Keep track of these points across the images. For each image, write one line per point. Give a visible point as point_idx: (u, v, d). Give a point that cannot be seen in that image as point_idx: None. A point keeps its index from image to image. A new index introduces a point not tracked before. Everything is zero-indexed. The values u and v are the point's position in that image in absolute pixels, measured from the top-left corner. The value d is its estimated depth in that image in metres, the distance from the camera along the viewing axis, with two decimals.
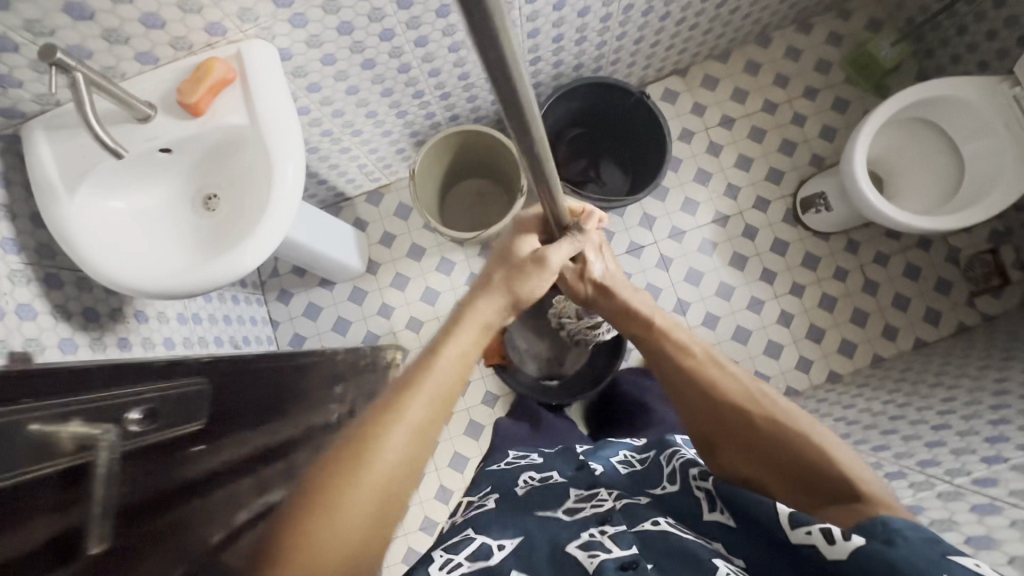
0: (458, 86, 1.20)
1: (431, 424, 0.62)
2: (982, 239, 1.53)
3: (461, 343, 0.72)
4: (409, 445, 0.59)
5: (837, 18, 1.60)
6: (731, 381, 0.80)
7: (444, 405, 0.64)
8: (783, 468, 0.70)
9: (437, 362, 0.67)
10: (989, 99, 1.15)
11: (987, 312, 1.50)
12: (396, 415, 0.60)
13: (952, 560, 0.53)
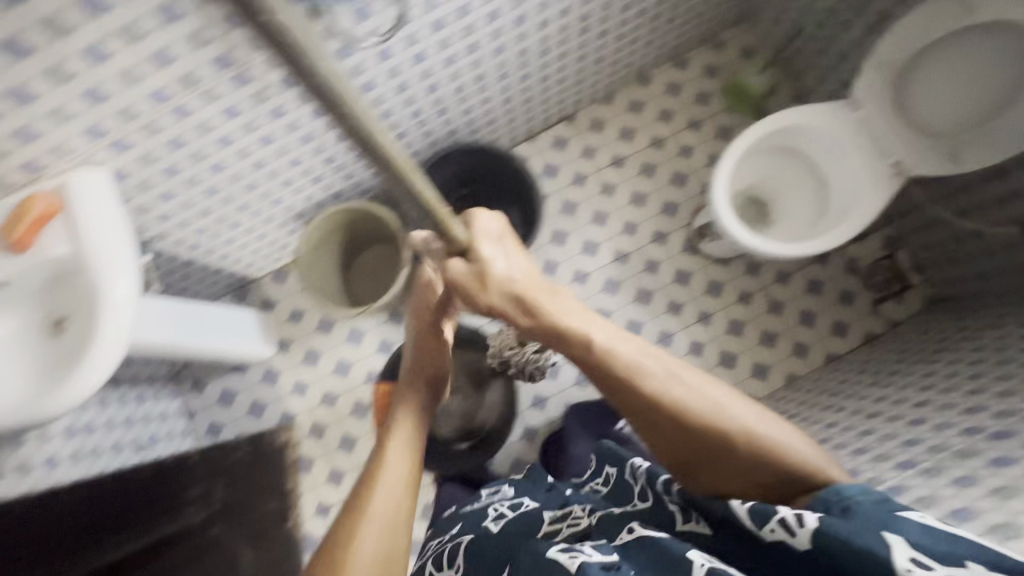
0: (328, 169, 1.23)
1: (392, 518, 0.76)
2: (878, 246, 1.56)
3: (410, 433, 0.89)
4: (380, 540, 0.73)
5: (711, 50, 1.66)
6: (688, 395, 0.80)
7: (397, 495, 0.79)
8: (745, 469, 0.77)
9: (386, 463, 0.82)
10: (838, 123, 1.17)
11: (892, 318, 1.52)
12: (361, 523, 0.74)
13: (899, 515, 0.62)
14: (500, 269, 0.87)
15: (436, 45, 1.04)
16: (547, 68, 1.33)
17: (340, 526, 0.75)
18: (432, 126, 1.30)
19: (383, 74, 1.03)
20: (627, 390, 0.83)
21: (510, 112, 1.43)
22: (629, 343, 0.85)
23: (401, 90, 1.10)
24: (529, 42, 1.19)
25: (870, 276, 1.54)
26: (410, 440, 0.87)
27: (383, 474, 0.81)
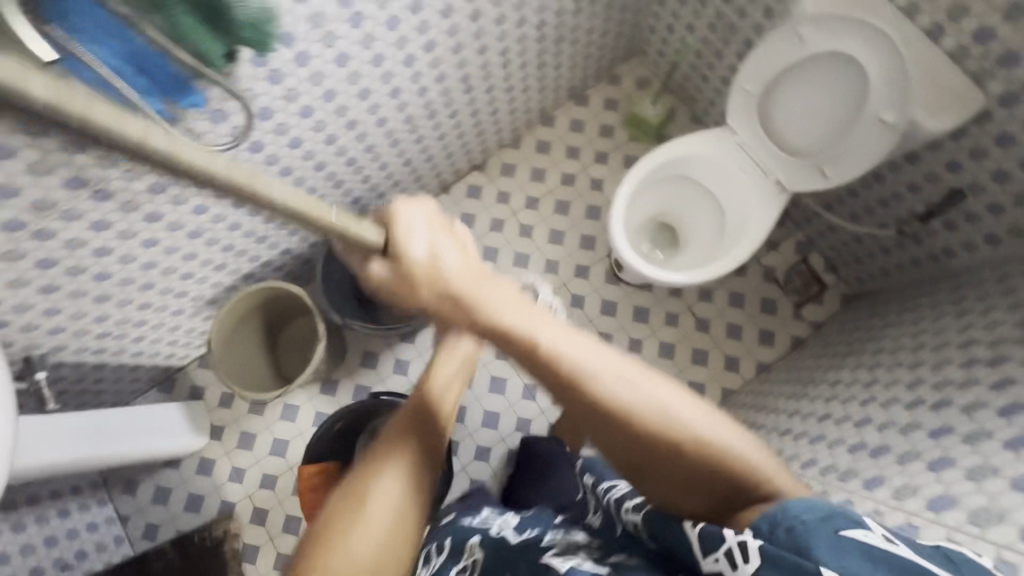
0: (229, 255, 1.23)
1: (423, 452, 0.77)
2: (792, 252, 1.60)
3: (422, 411, 0.83)
4: (404, 496, 0.71)
5: (608, 85, 1.72)
6: (636, 405, 0.64)
7: (426, 438, 0.79)
8: (695, 483, 0.63)
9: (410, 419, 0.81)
10: (719, 147, 1.19)
11: (814, 319, 1.56)
12: (394, 457, 0.74)
13: (845, 535, 0.52)
14: (440, 267, 0.69)
15: (311, 128, 1.05)
16: (442, 128, 1.36)
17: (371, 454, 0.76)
18: (333, 197, 1.31)
19: (259, 161, 1.03)
20: (578, 389, 0.65)
21: (415, 171, 1.45)
22: (584, 346, 0.66)
23: (286, 173, 1.11)
24: (413, 109, 1.21)
25: (788, 282, 1.58)
26: (437, 402, 0.87)
27: (409, 423, 0.80)
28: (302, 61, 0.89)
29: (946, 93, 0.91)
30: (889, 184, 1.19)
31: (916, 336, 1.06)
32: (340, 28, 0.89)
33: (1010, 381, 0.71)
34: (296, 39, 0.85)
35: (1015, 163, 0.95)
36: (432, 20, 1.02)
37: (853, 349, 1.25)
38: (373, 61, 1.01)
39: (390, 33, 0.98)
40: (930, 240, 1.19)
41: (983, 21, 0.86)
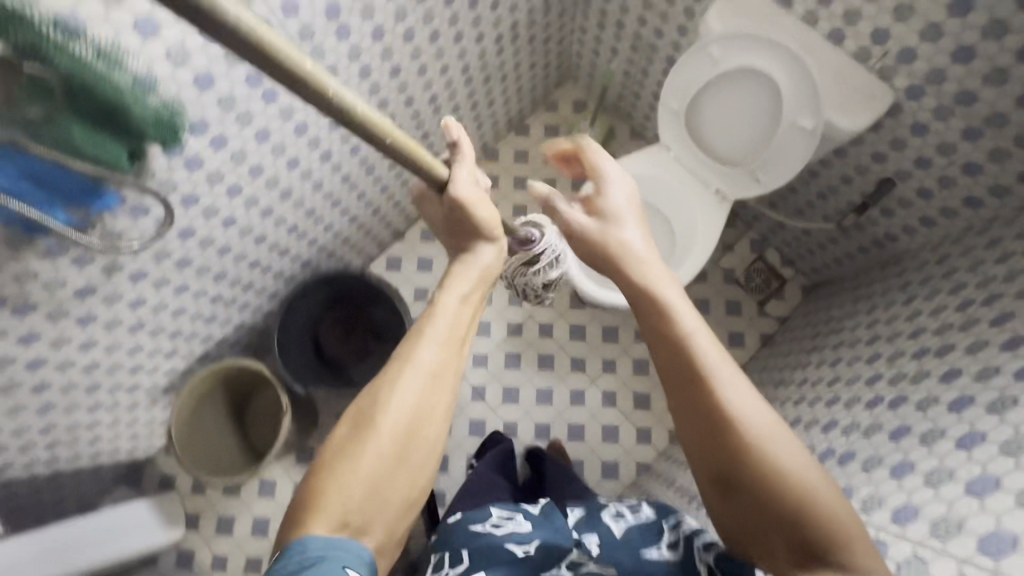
0: (179, 339, 1.18)
1: (439, 381, 0.66)
2: (747, 252, 1.62)
3: (440, 325, 0.69)
4: (428, 389, 0.65)
5: (546, 112, 1.74)
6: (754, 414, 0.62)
7: (446, 364, 0.67)
8: (761, 511, 0.59)
9: (422, 346, 0.67)
10: (657, 164, 1.19)
11: (779, 315, 1.58)
12: (415, 378, 0.65)
13: None
14: (614, 238, 0.81)
15: (243, 204, 1.02)
16: (384, 180, 1.35)
17: (379, 375, 0.66)
18: (280, 265, 1.28)
19: (193, 245, 1.01)
20: (672, 362, 0.68)
21: (364, 225, 1.43)
22: (709, 341, 0.68)
23: (225, 250, 1.08)
24: (350, 168, 1.20)
25: (749, 281, 1.60)
26: (461, 316, 0.72)
27: (430, 338, 0.68)
28: (218, 144, 0.88)
29: (856, 93, 0.95)
30: (823, 179, 1.21)
31: (871, 326, 1.07)
32: (254, 107, 0.88)
33: (958, 372, 0.72)
34: (209, 124, 0.83)
35: (932, 149, 0.98)
36: (353, 84, 1.02)
37: (815, 343, 1.26)
38: (297, 132, 0.99)
39: (310, 103, 0.97)
40: (872, 227, 1.22)
41: (878, 23, 0.89)
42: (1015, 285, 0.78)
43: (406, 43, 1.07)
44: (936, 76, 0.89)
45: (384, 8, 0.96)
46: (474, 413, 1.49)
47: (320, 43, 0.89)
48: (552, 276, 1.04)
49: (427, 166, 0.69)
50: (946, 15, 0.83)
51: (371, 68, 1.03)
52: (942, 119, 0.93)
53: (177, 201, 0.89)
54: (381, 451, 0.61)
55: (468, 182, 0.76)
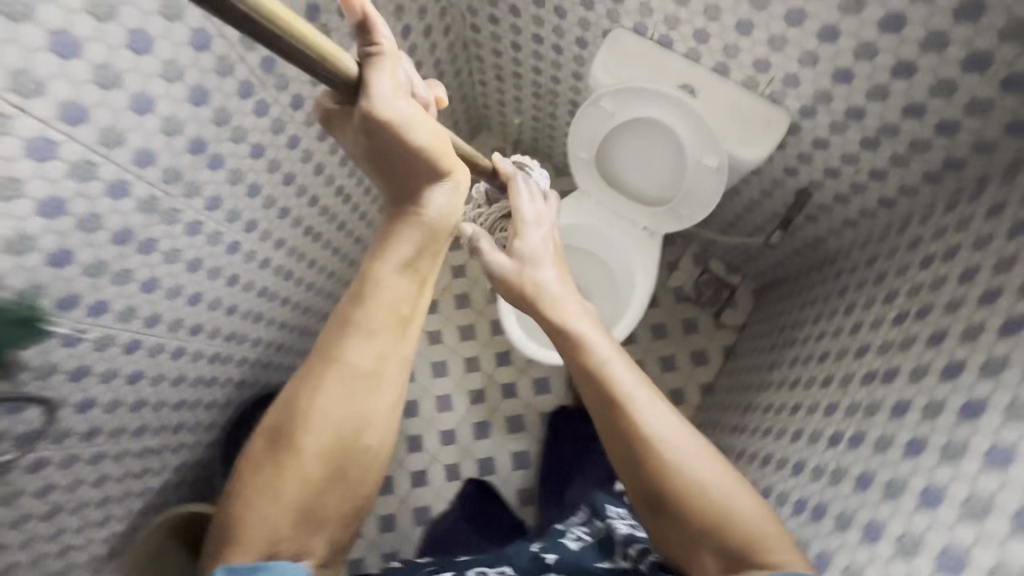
0: (110, 504, 1.08)
1: (371, 385, 0.65)
2: (691, 267, 1.60)
3: (371, 317, 0.65)
4: (360, 376, 0.64)
5: None
6: (662, 427, 0.68)
7: (382, 361, 0.65)
8: (675, 513, 0.66)
9: (347, 342, 0.64)
10: (582, 211, 1.16)
11: (736, 323, 1.57)
12: (340, 388, 0.64)
13: None
14: (535, 279, 0.83)
15: (148, 356, 0.94)
16: (306, 279, 1.27)
17: (303, 376, 0.65)
18: (209, 395, 1.19)
19: (98, 413, 0.92)
20: (594, 389, 0.72)
21: (295, 327, 1.35)
22: (623, 364, 0.74)
23: (140, 404, 0.99)
24: (264, 282, 1.13)
25: (700, 295, 1.57)
26: (397, 297, 0.67)
27: (356, 334, 0.65)
28: (98, 311, 0.80)
29: (753, 122, 0.94)
30: (744, 196, 1.21)
31: (820, 339, 1.06)
32: (131, 263, 0.80)
33: (907, 405, 0.74)
34: (79, 297, 0.75)
35: (838, 160, 0.98)
36: (242, 205, 0.95)
37: (773, 358, 1.23)
38: (191, 269, 0.91)
39: (197, 238, 0.89)
40: (802, 232, 1.21)
41: (756, 54, 0.89)
42: (941, 296, 0.78)
43: (292, 150, 1.00)
44: (823, 97, 0.89)
45: (264, 130, 0.91)
46: (454, 493, 1.42)
47: (191, 180, 0.82)
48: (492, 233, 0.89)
49: (332, 61, 0.57)
50: (817, 41, 0.83)
51: (260, 184, 0.97)
52: (839, 133, 0.93)
53: (62, 377, 0.81)
54: (308, 471, 0.62)
55: (391, 92, 0.63)
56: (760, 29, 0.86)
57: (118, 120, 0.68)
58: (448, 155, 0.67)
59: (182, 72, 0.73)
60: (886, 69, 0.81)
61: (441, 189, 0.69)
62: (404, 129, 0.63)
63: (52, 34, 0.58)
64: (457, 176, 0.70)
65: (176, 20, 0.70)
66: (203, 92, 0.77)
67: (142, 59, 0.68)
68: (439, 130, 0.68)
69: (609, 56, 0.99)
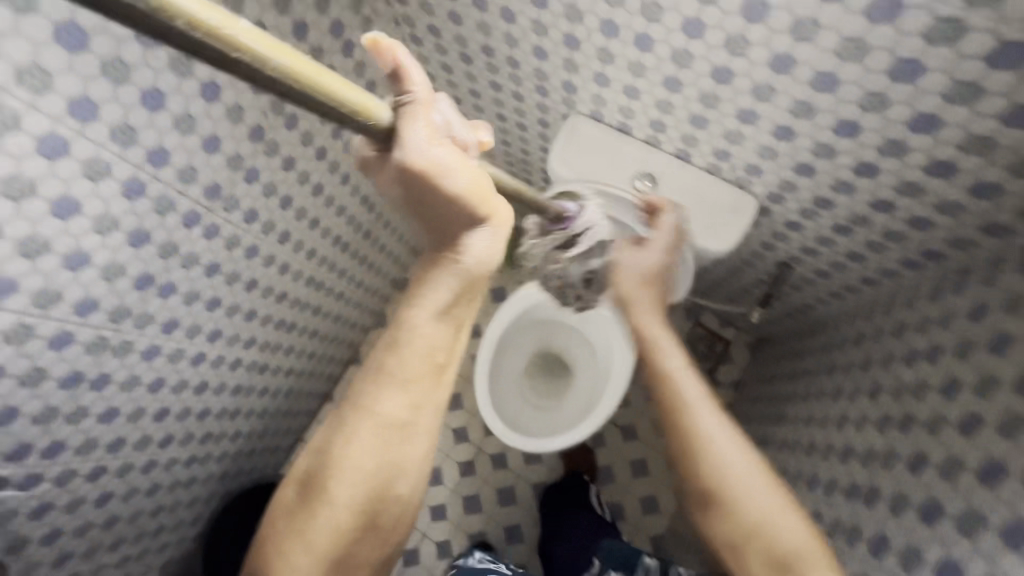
0: None
1: (406, 436, 0.59)
2: (684, 320, 1.57)
3: (405, 364, 0.58)
4: (403, 420, 0.59)
5: None
6: (721, 439, 0.71)
7: (415, 411, 0.59)
8: (728, 519, 0.67)
9: (386, 390, 0.58)
10: None
11: (731, 379, 1.54)
12: (376, 437, 0.58)
13: None
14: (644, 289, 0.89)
15: (116, 477, 0.91)
16: (286, 367, 1.23)
17: (336, 421, 0.60)
18: (189, 493, 1.15)
19: (67, 540, 0.89)
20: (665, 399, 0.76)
21: (277, 409, 1.31)
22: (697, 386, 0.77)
23: (111, 522, 0.96)
24: (251, 372, 1.10)
25: (694, 352, 1.53)
26: (435, 343, 0.59)
27: (390, 382, 0.58)
28: (55, 451, 0.78)
29: (722, 210, 0.97)
30: (728, 264, 1.20)
31: (813, 414, 1.05)
32: (85, 401, 0.77)
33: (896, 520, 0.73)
34: (31, 445, 0.74)
35: (830, 231, 0.96)
36: (202, 320, 0.88)
37: (769, 432, 1.22)
38: (152, 389, 0.87)
39: (156, 360, 0.84)
40: (790, 297, 1.23)
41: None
42: (924, 408, 0.78)
43: (284, 244, 0.96)
44: (789, 185, 0.92)
45: (217, 249, 0.82)
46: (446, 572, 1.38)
47: (143, 310, 0.76)
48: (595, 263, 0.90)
49: (362, 113, 0.43)
50: (772, 138, 0.86)
51: (221, 297, 0.89)
52: (812, 219, 0.96)
53: (22, 518, 0.80)
54: (339, 524, 0.57)
55: (427, 138, 0.48)
56: (713, 121, 0.89)
57: (49, 281, 0.62)
58: (488, 202, 0.54)
59: (116, 222, 0.65)
60: (847, 167, 0.84)
61: (481, 236, 0.56)
62: (438, 180, 0.49)
63: (40, 138, 0.53)
64: (500, 224, 0.57)
65: (103, 176, 0.61)
66: (144, 233, 0.69)
67: (71, 222, 0.60)
68: (485, 181, 0.53)
69: (569, 145, 1.01)
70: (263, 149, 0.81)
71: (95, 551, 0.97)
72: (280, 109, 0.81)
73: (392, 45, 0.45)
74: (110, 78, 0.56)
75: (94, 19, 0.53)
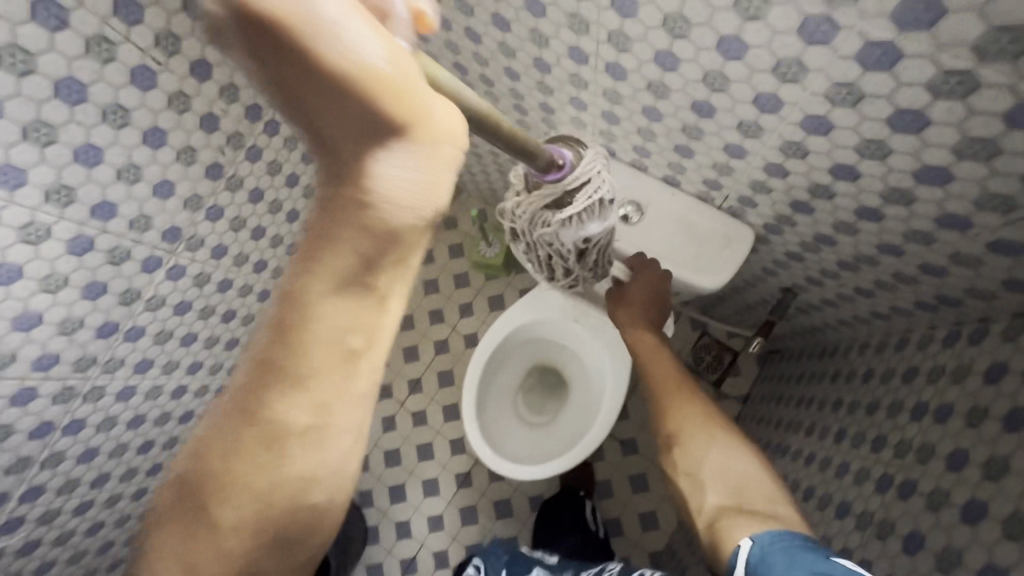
0: None
1: (313, 448, 0.35)
2: (688, 330, 1.45)
3: (301, 353, 0.34)
4: (308, 433, 0.35)
5: (449, 231, 1.59)
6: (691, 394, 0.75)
7: (325, 416, 0.35)
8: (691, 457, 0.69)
9: (274, 389, 0.34)
10: (553, 306, 1.14)
11: (740, 394, 1.42)
12: (267, 452, 0.35)
13: (836, 561, 0.48)
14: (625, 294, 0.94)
15: (105, 508, 0.95)
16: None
17: (210, 422, 0.36)
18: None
19: (60, 567, 0.94)
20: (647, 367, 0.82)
21: None
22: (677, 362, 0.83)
23: (105, 544, 1.00)
24: None
25: (699, 362, 1.42)
26: (350, 315, 0.34)
27: (275, 379, 0.34)
28: (33, 495, 0.81)
29: (711, 242, 0.82)
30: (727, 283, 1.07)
31: (810, 435, 0.97)
32: (59, 447, 0.80)
33: (868, 563, 0.67)
34: (7, 493, 0.77)
35: (817, 272, 0.85)
36: (179, 356, 0.91)
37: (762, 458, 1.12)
38: (133, 426, 0.91)
39: (132, 399, 0.88)
40: (797, 318, 1.08)
41: (696, 188, 0.81)
42: (915, 435, 0.70)
43: (261, 273, 0.99)
44: None
45: (185, 288, 0.85)
46: None
47: (110, 357, 0.79)
48: (592, 231, 0.67)
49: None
50: None
51: (196, 332, 0.92)
52: (799, 261, 0.85)
53: (11, 556, 0.84)
54: (225, 559, 0.36)
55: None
56: (656, 154, 0.78)
57: (0, 344, 0.65)
58: (414, 95, 0.30)
59: (66, 278, 0.68)
60: None
61: (399, 158, 0.31)
62: (315, 47, 0.27)
63: None
64: (436, 128, 0.32)
65: (44, 240, 0.63)
66: (100, 285, 0.72)
67: (13, 286, 0.63)
68: (409, 69, 0.30)
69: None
70: (225, 185, 0.81)
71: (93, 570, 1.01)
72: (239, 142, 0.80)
73: None
74: (35, 144, 0.58)
75: (7, 86, 0.53)
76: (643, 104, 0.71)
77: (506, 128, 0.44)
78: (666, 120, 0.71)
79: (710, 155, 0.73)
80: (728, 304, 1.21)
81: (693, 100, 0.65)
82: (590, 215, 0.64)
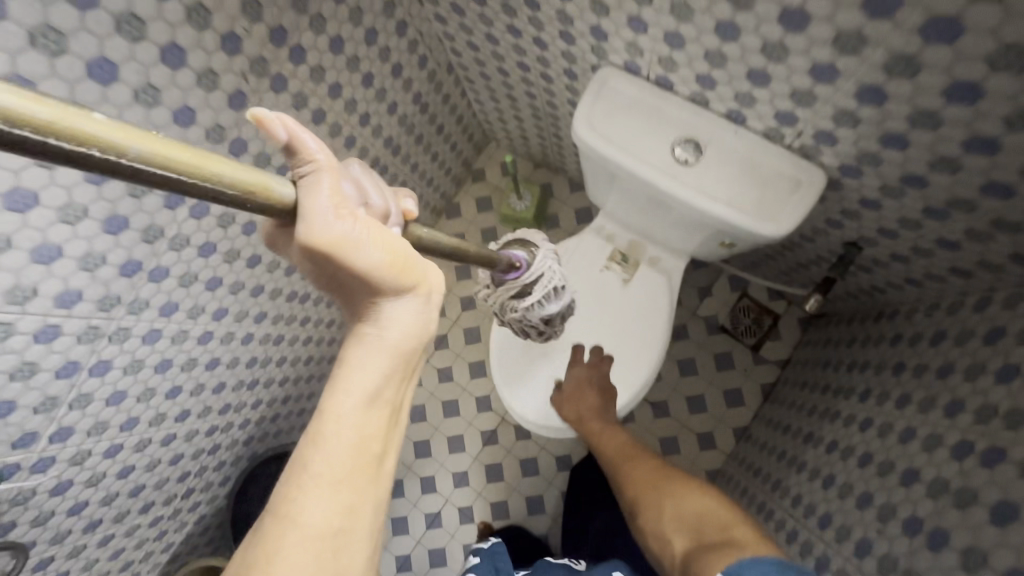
0: (131, 569, 1.12)
1: (338, 554, 0.41)
2: (727, 292, 1.38)
3: (335, 460, 0.41)
4: (338, 535, 0.41)
5: (476, 183, 1.52)
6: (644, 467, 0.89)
7: (349, 514, 0.42)
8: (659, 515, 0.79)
9: (310, 502, 0.40)
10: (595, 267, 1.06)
11: (780, 359, 1.35)
12: (308, 559, 0.39)
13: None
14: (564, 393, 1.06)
15: (134, 452, 0.94)
16: (302, 336, 1.21)
17: (250, 542, 0.40)
18: (215, 459, 1.18)
19: (94, 509, 0.94)
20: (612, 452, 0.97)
21: (299, 377, 1.31)
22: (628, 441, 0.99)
23: (136, 488, 1.00)
24: (271, 332, 1.09)
25: (736, 325, 1.37)
26: (371, 422, 0.43)
27: (316, 485, 0.40)
28: (63, 436, 0.80)
29: (774, 185, 0.74)
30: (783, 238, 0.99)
31: (865, 399, 0.91)
32: (87, 388, 0.78)
33: (944, 534, 0.62)
34: (36, 432, 0.76)
35: (894, 222, 0.77)
36: (204, 300, 0.88)
37: (805, 422, 1.06)
38: (160, 370, 0.88)
39: (158, 343, 0.84)
40: (855, 278, 1.01)
41: (764, 125, 0.73)
42: (1005, 398, 0.63)
43: None
44: None
45: (209, 228, 0.81)
46: (468, 537, 1.38)
47: (135, 298, 0.76)
48: (551, 310, 0.80)
49: (257, 192, 0.35)
50: None
51: (221, 276, 0.88)
52: (873, 210, 0.77)
53: (43, 496, 0.84)
54: None
55: (333, 210, 0.39)
56: (723, 84, 0.70)
57: (21, 278, 0.62)
58: (413, 271, 0.44)
59: (86, 209, 0.64)
60: None
61: (401, 306, 0.44)
62: (354, 250, 0.39)
63: None
64: (427, 291, 0.46)
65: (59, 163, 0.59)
66: (122, 219, 0.68)
67: (30, 215, 0.59)
68: (402, 246, 0.43)
69: (598, 104, 0.78)
70: (250, 117, 0.74)
71: (124, 514, 1.01)
72: (263, 68, 0.74)
73: (278, 120, 0.37)
74: (44, 53, 0.51)
75: None
76: (718, 19, 0.63)
77: (469, 250, 0.60)
78: (743, 39, 0.63)
79: (789, 82, 0.64)
80: (781, 261, 1.13)
81: (782, 9, 0.57)
82: (547, 299, 0.77)
